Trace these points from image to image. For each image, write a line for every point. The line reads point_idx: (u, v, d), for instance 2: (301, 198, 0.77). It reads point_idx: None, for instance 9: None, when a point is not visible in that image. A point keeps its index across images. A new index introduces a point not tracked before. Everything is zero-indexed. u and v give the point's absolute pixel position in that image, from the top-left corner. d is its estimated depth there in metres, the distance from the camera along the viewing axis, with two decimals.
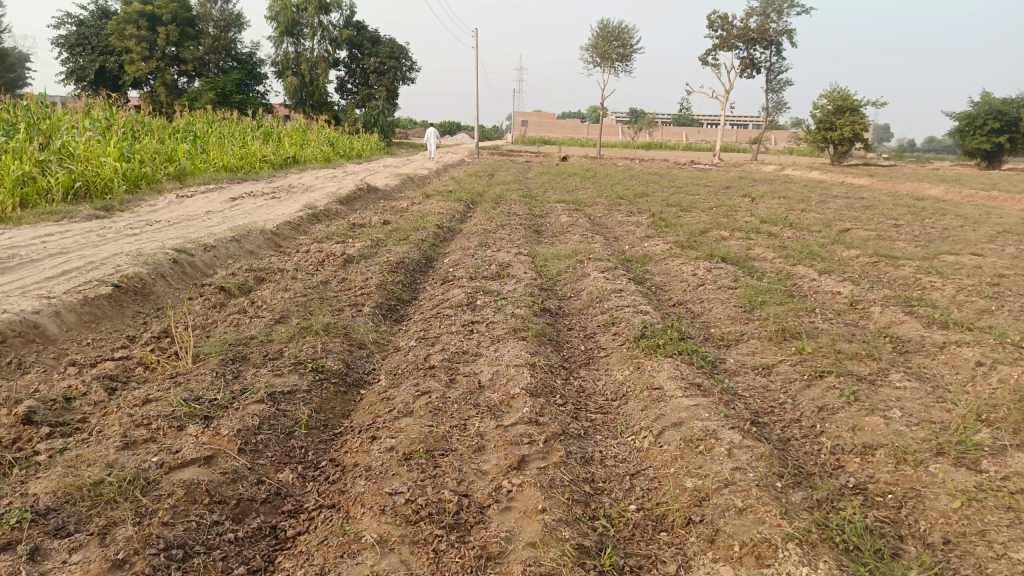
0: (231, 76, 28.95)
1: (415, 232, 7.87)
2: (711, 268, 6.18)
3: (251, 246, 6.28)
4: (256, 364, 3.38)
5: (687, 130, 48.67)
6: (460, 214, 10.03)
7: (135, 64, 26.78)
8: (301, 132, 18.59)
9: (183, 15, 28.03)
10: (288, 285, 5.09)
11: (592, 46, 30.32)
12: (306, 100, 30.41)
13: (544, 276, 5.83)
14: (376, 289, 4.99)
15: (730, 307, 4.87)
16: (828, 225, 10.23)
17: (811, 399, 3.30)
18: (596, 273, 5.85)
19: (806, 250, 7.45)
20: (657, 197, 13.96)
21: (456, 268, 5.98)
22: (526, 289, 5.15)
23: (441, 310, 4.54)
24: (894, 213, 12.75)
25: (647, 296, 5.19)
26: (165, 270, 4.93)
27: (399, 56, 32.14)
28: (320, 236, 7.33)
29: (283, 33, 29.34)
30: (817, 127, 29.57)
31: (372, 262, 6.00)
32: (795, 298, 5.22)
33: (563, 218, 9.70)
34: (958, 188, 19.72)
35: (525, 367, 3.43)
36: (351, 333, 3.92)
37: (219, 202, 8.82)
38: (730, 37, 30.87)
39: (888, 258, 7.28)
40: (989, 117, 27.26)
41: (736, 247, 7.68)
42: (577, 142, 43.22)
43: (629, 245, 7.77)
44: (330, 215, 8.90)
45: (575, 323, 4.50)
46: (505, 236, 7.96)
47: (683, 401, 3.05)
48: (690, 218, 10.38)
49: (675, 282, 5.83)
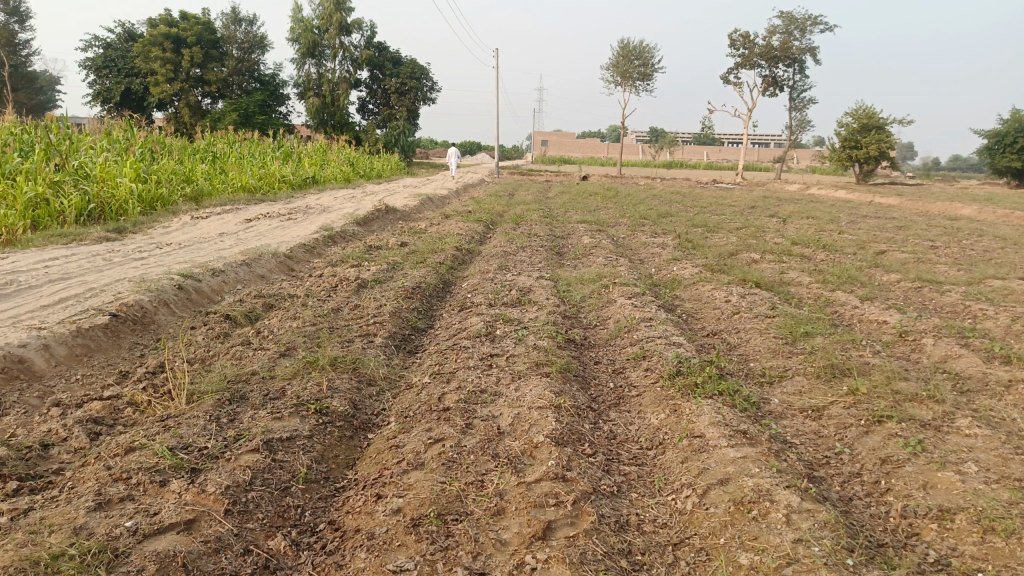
0: (254, 97, 29.16)
1: (433, 255, 7.60)
2: (745, 294, 5.83)
3: (262, 270, 6.04)
4: (254, 405, 3.08)
5: (709, 149, 48.30)
6: (480, 235, 9.76)
7: (159, 86, 27.06)
8: (321, 152, 18.52)
9: (207, 38, 28.29)
10: (298, 313, 4.82)
11: (612, 65, 30.17)
12: (327, 121, 30.49)
13: (568, 302, 5.50)
14: (390, 317, 4.70)
15: (770, 338, 4.51)
16: (863, 247, 9.83)
17: (871, 449, 2.94)
18: (623, 299, 5.52)
19: (844, 274, 7.07)
20: (682, 217, 13.61)
21: (475, 293, 5.68)
22: (549, 317, 4.83)
23: (458, 340, 4.24)
24: (928, 233, 12.30)
25: (678, 325, 4.86)
26: (169, 297, 4.67)
27: (420, 76, 32.22)
28: (334, 259, 7.08)
29: (304, 54, 29.52)
30: (842, 145, 29.09)
31: (387, 287, 5.73)
32: (838, 327, 4.85)
33: (586, 240, 9.39)
34: (991, 207, 19.16)
35: (550, 409, 3.11)
36: (360, 368, 3.62)
37: (233, 224, 8.62)
38: (753, 56, 30.58)
39: (931, 283, 6.88)
40: (1020, 135, 26.66)
41: (769, 270, 7.31)
42: (598, 161, 43.07)
43: (655, 268, 7.44)
44: (347, 237, 8.66)
45: (602, 355, 4.17)
46: (526, 258, 7.66)
47: (728, 452, 2.71)
48: (718, 239, 10.04)
49: (707, 309, 5.48)
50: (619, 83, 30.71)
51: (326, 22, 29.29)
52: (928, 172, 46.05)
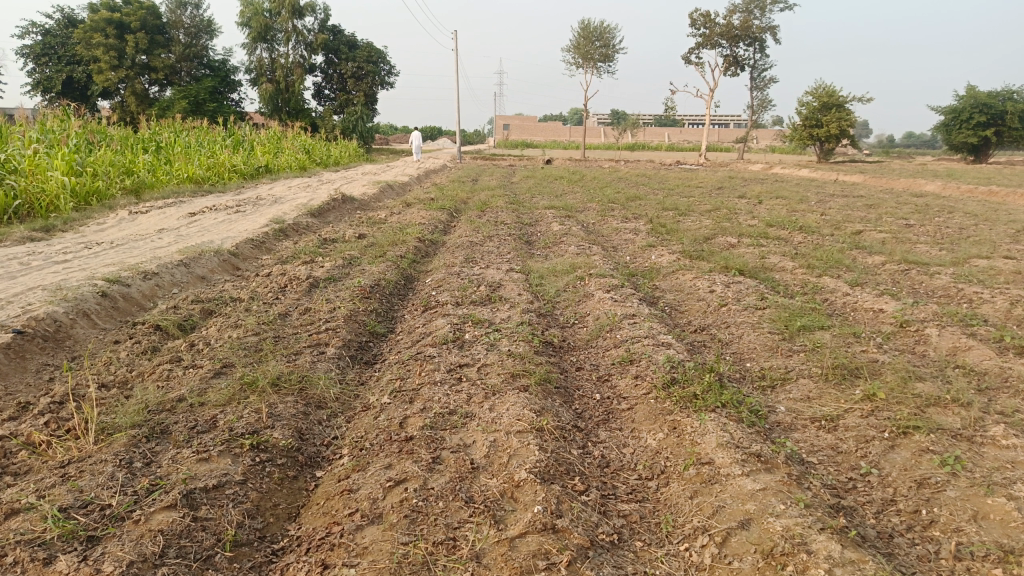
0: (204, 84, 28.07)
1: (394, 247, 7.08)
2: (729, 283, 5.44)
3: (202, 270, 5.46)
4: (176, 443, 2.57)
5: (670, 131, 48.17)
6: (443, 224, 9.26)
7: (103, 74, 25.82)
8: (275, 140, 17.74)
9: (152, 23, 27.08)
10: (240, 320, 4.28)
11: (573, 46, 29.69)
12: (282, 107, 29.49)
13: (541, 298, 5.05)
14: (345, 323, 4.19)
15: (764, 334, 4.11)
16: (838, 227, 9.57)
17: (902, 469, 2.55)
18: (600, 293, 5.08)
19: (828, 258, 6.73)
20: (650, 200, 13.23)
21: (439, 291, 5.19)
22: (523, 316, 4.38)
23: (422, 348, 3.75)
24: (899, 211, 12.10)
25: (664, 321, 4.44)
26: (90, 307, 4.10)
27: (377, 59, 31.32)
28: (286, 255, 6.52)
29: (256, 39, 28.42)
30: (803, 124, 29.10)
31: (342, 286, 5.21)
32: (834, 319, 4.49)
33: (555, 227, 8.93)
34: (954, 184, 19.14)
35: (531, 433, 2.65)
36: (308, 389, 3.12)
37: (175, 219, 7.98)
38: (713, 35, 30.36)
39: (918, 265, 6.58)
40: (976, 111, 26.85)
41: (748, 255, 6.95)
42: (561, 145, 42.67)
43: (630, 255, 7.04)
44: (300, 231, 8.08)
45: (584, 360, 3.73)
46: (493, 249, 7.18)
47: (745, 484, 2.28)
48: (691, 222, 9.69)
49: (691, 301, 5.07)
50: (580, 65, 30.24)
51: (277, 5, 28.29)
52: (887, 150, 46.47)
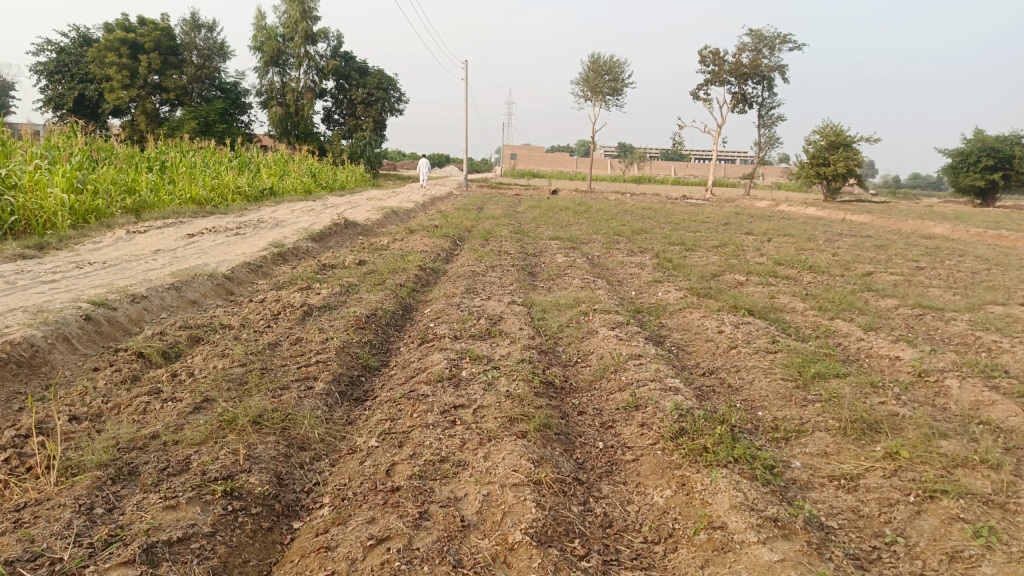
0: (215, 106, 28.22)
1: (394, 276, 6.92)
2: (738, 324, 5.25)
3: (194, 294, 5.29)
4: (143, 487, 2.37)
5: (677, 165, 48.33)
6: (446, 253, 9.12)
7: (115, 93, 25.97)
8: (282, 163, 17.71)
9: (166, 44, 27.32)
10: (228, 349, 4.10)
11: (582, 79, 29.86)
12: (291, 131, 29.61)
13: (543, 334, 4.86)
14: (336, 355, 4.00)
15: (776, 381, 3.91)
16: (848, 268, 9.40)
17: (931, 538, 2.34)
18: (605, 330, 4.89)
19: (839, 300, 6.55)
20: (657, 234, 13.09)
21: (438, 323, 5.01)
22: (523, 353, 4.19)
23: (416, 386, 3.56)
24: (908, 253, 11.93)
25: (671, 362, 4.24)
26: (71, 331, 3.92)
27: (387, 86, 31.50)
28: (282, 281, 6.36)
29: (268, 63, 28.62)
30: (810, 162, 29.10)
31: (337, 315, 5.04)
32: (849, 366, 4.28)
33: (559, 259, 8.77)
34: (963, 227, 19.01)
35: (528, 486, 2.45)
36: (291, 429, 2.93)
37: (173, 240, 7.85)
38: (722, 72, 30.52)
39: (932, 309, 6.38)
40: (983, 154, 26.84)
41: (757, 294, 6.77)
42: (567, 176, 42.79)
43: (636, 291, 6.87)
44: (300, 256, 7.92)
45: (587, 402, 3.54)
46: (495, 280, 7.01)
47: (761, 554, 2.08)
48: (698, 258, 9.53)
49: (699, 342, 4.88)
50: (589, 97, 30.37)
51: (290, 30, 28.55)
52: (893, 191, 46.48)
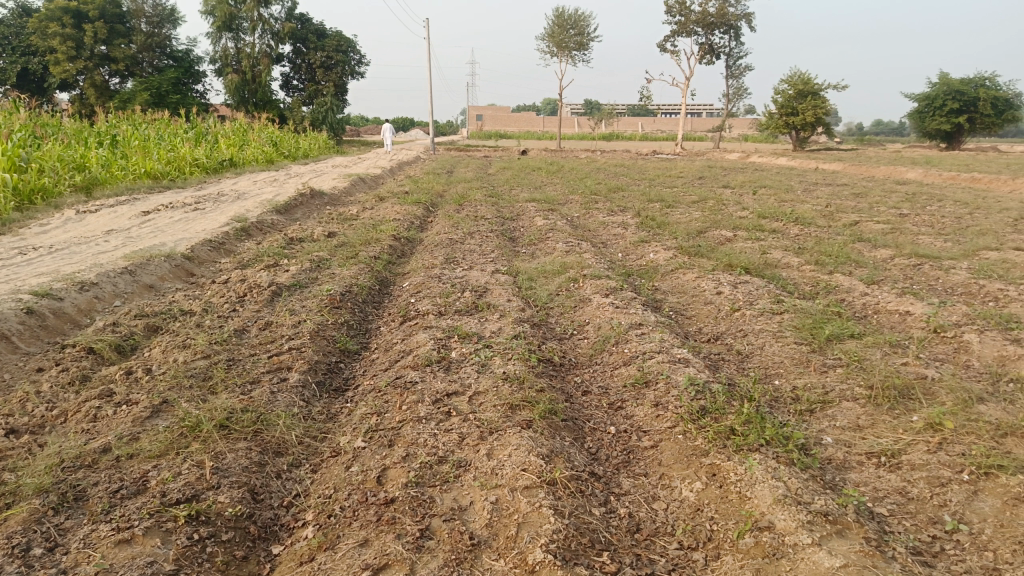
0: (168, 75, 27.04)
1: (368, 247, 6.52)
2: (736, 284, 4.97)
3: (151, 278, 4.85)
4: (91, 516, 2.02)
5: (645, 120, 47.89)
6: (420, 220, 8.71)
7: (60, 66, 24.71)
8: (241, 133, 16.97)
9: (111, 12, 25.99)
10: (189, 339, 3.70)
11: (546, 35, 29.10)
12: (249, 99, 28.55)
13: (533, 304, 4.52)
14: (311, 340, 3.63)
15: (790, 347, 3.63)
16: (833, 218, 9.17)
17: (995, 522, 2.09)
18: (598, 297, 4.57)
19: (833, 253, 6.29)
20: (633, 191, 12.77)
21: (418, 297, 4.65)
22: (515, 327, 3.87)
23: (401, 371, 3.21)
24: (888, 201, 11.75)
25: (673, 330, 3.94)
26: (9, 327, 3.50)
27: (347, 49, 30.41)
28: (247, 258, 5.93)
29: (220, 28, 27.40)
30: (779, 112, 28.86)
31: (309, 294, 4.65)
32: (860, 325, 4.02)
33: (538, 222, 8.40)
34: (935, 171, 18.93)
35: (542, 488, 2.14)
36: (265, 431, 2.58)
37: (128, 219, 7.34)
38: (688, 23, 29.97)
39: (928, 258, 6.16)
40: (948, 98, 26.78)
41: (749, 251, 6.49)
42: (535, 135, 42.16)
43: (623, 252, 6.56)
44: (265, 230, 7.46)
45: (591, 380, 3.23)
46: (474, 248, 6.63)
47: (821, 559, 1.81)
48: (680, 215, 9.23)
49: (698, 305, 4.58)
50: (555, 53, 29.65)
51: None
52: (861, 138, 46.51)
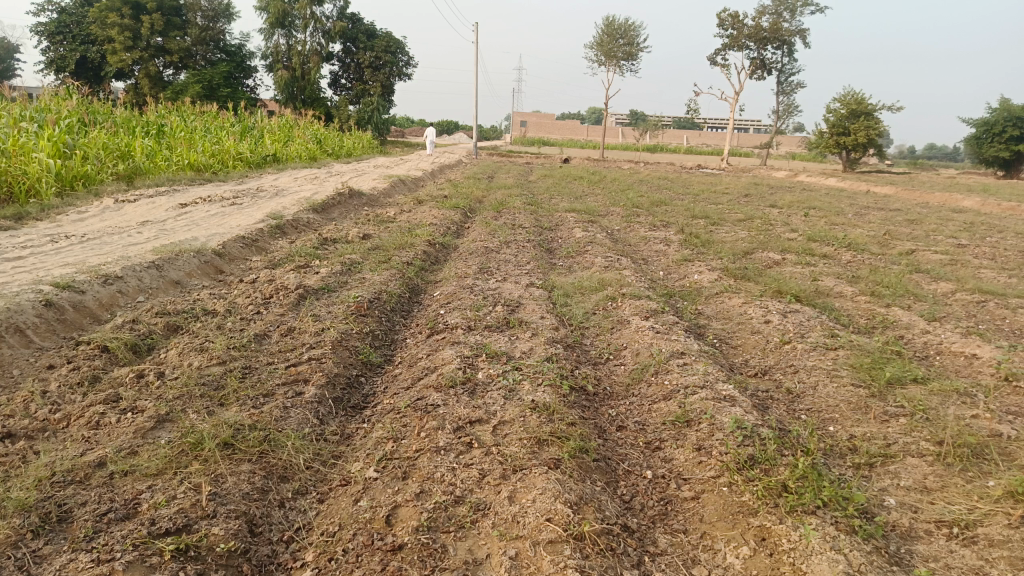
0: (219, 69, 27.43)
1: (401, 252, 6.36)
2: (785, 313, 4.66)
3: (177, 274, 4.73)
4: (73, 543, 1.84)
5: (691, 134, 47.25)
6: (457, 225, 8.54)
7: (117, 55, 25.21)
8: (286, 128, 17.05)
9: (169, 5, 26.49)
10: (207, 342, 3.54)
11: (596, 43, 28.84)
12: (297, 95, 28.83)
13: (568, 323, 4.29)
14: (332, 351, 3.45)
15: (846, 389, 3.34)
16: (887, 245, 8.76)
17: None
18: (638, 319, 4.31)
19: (889, 283, 5.93)
20: (676, 206, 12.45)
21: (449, 309, 4.45)
22: (548, 348, 3.64)
23: (423, 392, 3.00)
24: (944, 229, 11.22)
25: (718, 361, 3.67)
26: (25, 320, 3.38)
27: (396, 50, 30.52)
28: (278, 257, 5.81)
29: (273, 24, 27.71)
30: (830, 132, 28.15)
31: (336, 299, 4.48)
32: (923, 367, 3.70)
33: (577, 233, 8.16)
34: (993, 199, 18.19)
35: (569, 544, 1.92)
36: (272, 453, 2.39)
37: (164, 210, 7.29)
38: (741, 37, 29.44)
39: (993, 295, 5.76)
40: (1008, 124, 25.82)
41: (798, 276, 6.16)
42: (578, 144, 41.91)
43: (665, 271, 6.29)
44: (299, 228, 7.35)
45: (627, 414, 2.99)
46: (510, 258, 6.42)
47: None
48: (725, 233, 8.91)
49: (745, 334, 4.30)
50: (603, 62, 29.37)
51: None
52: (913, 161, 45.21)
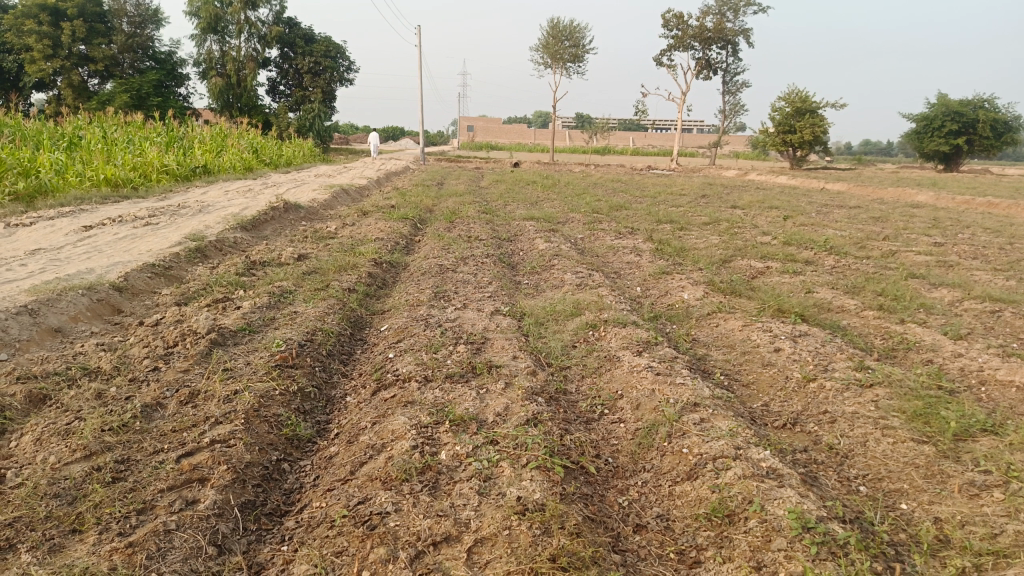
0: (149, 77, 25.93)
1: (342, 275, 5.52)
2: (795, 339, 3.99)
3: (58, 319, 3.79)
4: None
5: (638, 135, 47.12)
6: (406, 240, 7.72)
7: (36, 65, 23.56)
8: (219, 139, 15.90)
9: (91, 10, 24.91)
10: (76, 420, 2.66)
11: (541, 45, 28.26)
12: (233, 103, 27.58)
13: (546, 364, 3.53)
14: (245, 427, 2.61)
15: (906, 446, 2.65)
16: (865, 247, 8.24)
17: None
18: (630, 355, 3.57)
19: (891, 293, 5.33)
20: (637, 209, 11.84)
21: (400, 351, 3.64)
22: (529, 405, 2.87)
23: (368, 488, 2.21)
24: (913, 227, 10.83)
25: (737, 411, 2.96)
26: None
27: (336, 55, 29.36)
28: (194, 289, 4.91)
29: (205, 30, 26.33)
30: (777, 130, 28.10)
31: (260, 345, 3.63)
32: (983, 407, 3.05)
33: (539, 245, 7.40)
34: (945, 194, 18.08)
35: None
36: None
37: (64, 235, 6.28)
38: (686, 37, 29.22)
39: (1004, 302, 5.20)
40: (947, 119, 26.05)
41: (790, 288, 5.53)
42: (526, 147, 41.31)
43: (643, 287, 5.60)
44: (225, 251, 6.42)
45: (641, 506, 2.25)
46: (468, 278, 5.63)
47: None
48: (696, 239, 8.29)
49: (756, 369, 3.61)
50: (549, 65, 28.80)
51: None
52: (854, 157, 45.92)
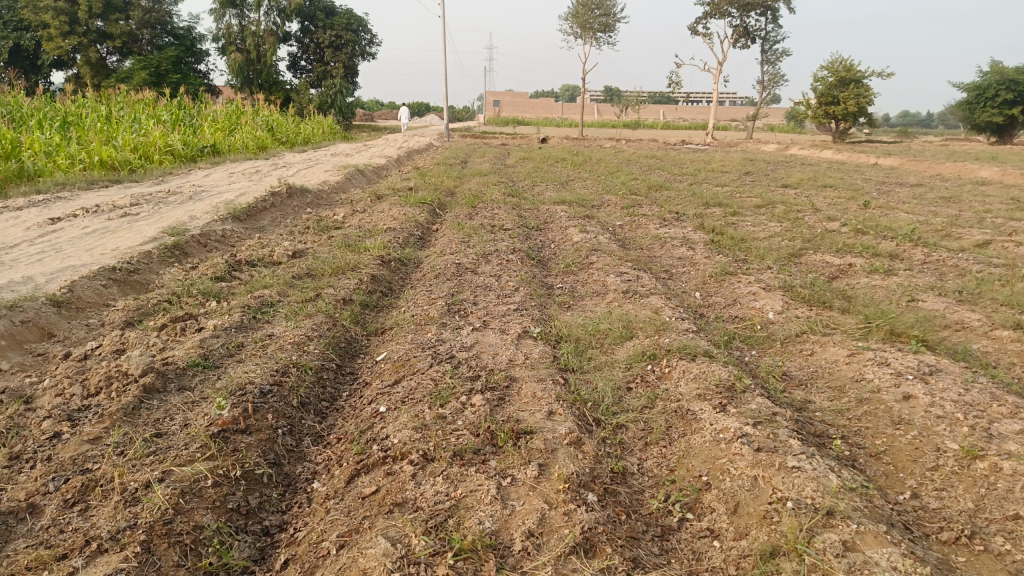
0: (168, 53, 25.10)
1: (340, 279, 4.59)
2: (927, 377, 2.97)
3: None
4: None
5: (669, 108, 45.43)
6: (422, 230, 6.77)
7: (53, 42, 22.82)
8: (233, 116, 15.02)
9: None
10: None
11: (570, 15, 26.89)
12: (253, 79, 26.78)
13: (594, 424, 2.56)
14: (140, 563, 1.71)
15: None
16: (949, 235, 7.09)
17: None
18: (712, 410, 2.59)
19: (1020, 302, 4.24)
20: (678, 190, 10.73)
21: (394, 402, 2.68)
22: (576, 513, 1.91)
23: None
24: (993, 209, 9.57)
25: (889, 521, 1.98)
26: None
27: (358, 28, 28.19)
28: (156, 300, 4.01)
29: (224, 4, 25.36)
30: (818, 101, 26.47)
31: (209, 392, 2.70)
32: None
33: (573, 236, 6.42)
34: (1009, 169, 16.55)
35: None
36: None
37: (25, 229, 5.42)
38: (722, 4, 27.59)
39: None
40: (1001, 88, 24.21)
41: (888, 294, 4.47)
42: (554, 122, 39.96)
43: (703, 294, 4.58)
44: (210, 247, 5.52)
45: None
46: (490, 281, 4.66)
47: None
48: (753, 227, 7.21)
49: (886, 430, 2.60)
50: (577, 35, 27.43)
51: None
52: (897, 129, 43.77)
